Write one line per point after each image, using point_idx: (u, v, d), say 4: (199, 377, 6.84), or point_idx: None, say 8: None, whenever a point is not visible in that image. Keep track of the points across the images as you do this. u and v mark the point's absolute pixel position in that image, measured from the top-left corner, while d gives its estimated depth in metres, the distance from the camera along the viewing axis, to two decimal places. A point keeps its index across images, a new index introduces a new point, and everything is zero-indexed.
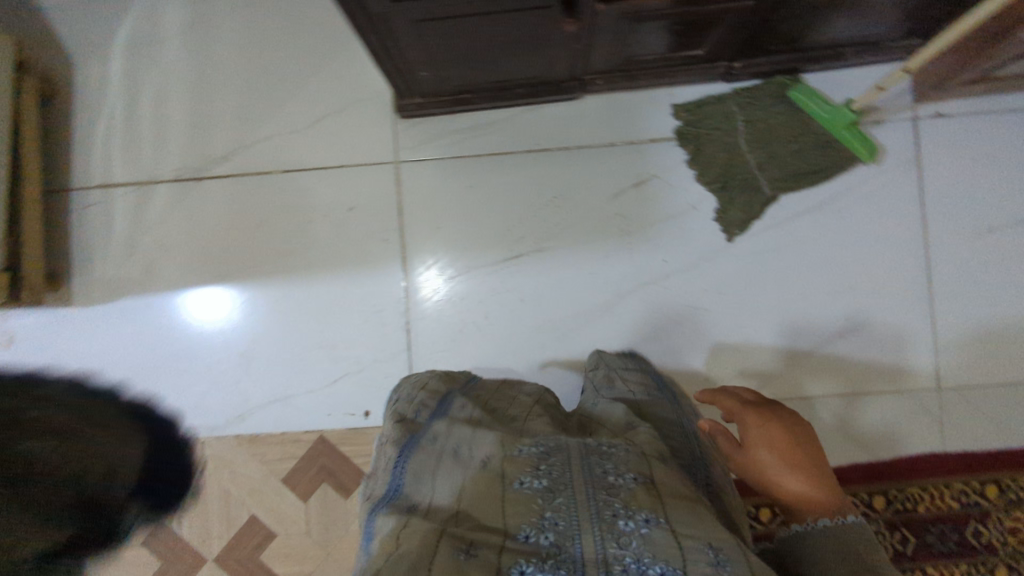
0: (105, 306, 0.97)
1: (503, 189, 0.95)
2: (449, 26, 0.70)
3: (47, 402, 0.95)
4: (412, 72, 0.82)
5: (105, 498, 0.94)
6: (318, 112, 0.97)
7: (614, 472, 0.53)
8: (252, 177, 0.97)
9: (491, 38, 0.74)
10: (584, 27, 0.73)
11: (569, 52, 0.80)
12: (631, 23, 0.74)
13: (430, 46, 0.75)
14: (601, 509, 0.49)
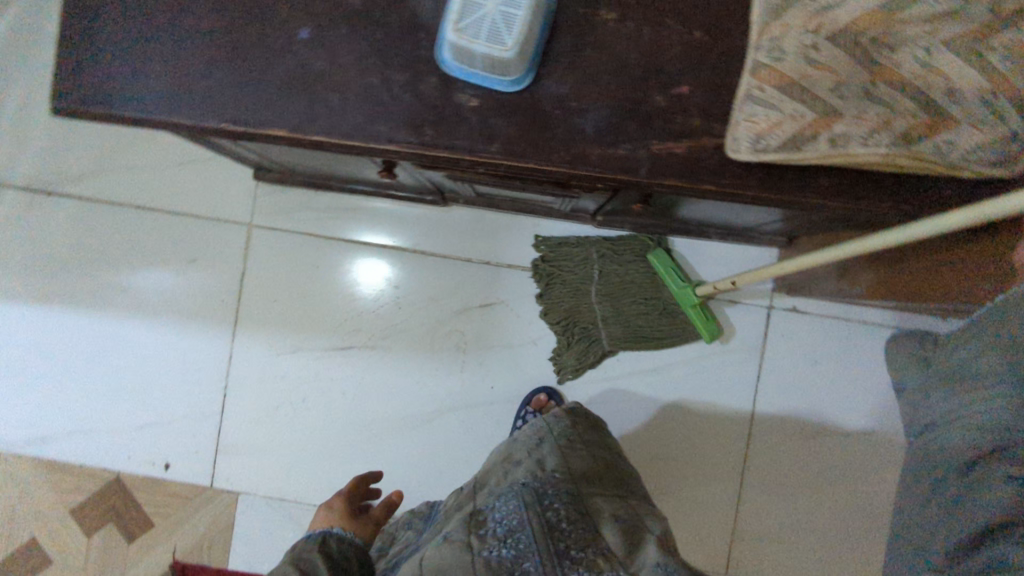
0: None
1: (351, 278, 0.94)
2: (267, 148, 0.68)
3: None
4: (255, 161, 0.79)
5: None
6: (185, 155, 0.94)
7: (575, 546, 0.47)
8: (105, 205, 0.95)
9: (321, 160, 0.72)
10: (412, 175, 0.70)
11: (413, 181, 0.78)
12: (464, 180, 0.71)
13: (255, 149, 0.71)
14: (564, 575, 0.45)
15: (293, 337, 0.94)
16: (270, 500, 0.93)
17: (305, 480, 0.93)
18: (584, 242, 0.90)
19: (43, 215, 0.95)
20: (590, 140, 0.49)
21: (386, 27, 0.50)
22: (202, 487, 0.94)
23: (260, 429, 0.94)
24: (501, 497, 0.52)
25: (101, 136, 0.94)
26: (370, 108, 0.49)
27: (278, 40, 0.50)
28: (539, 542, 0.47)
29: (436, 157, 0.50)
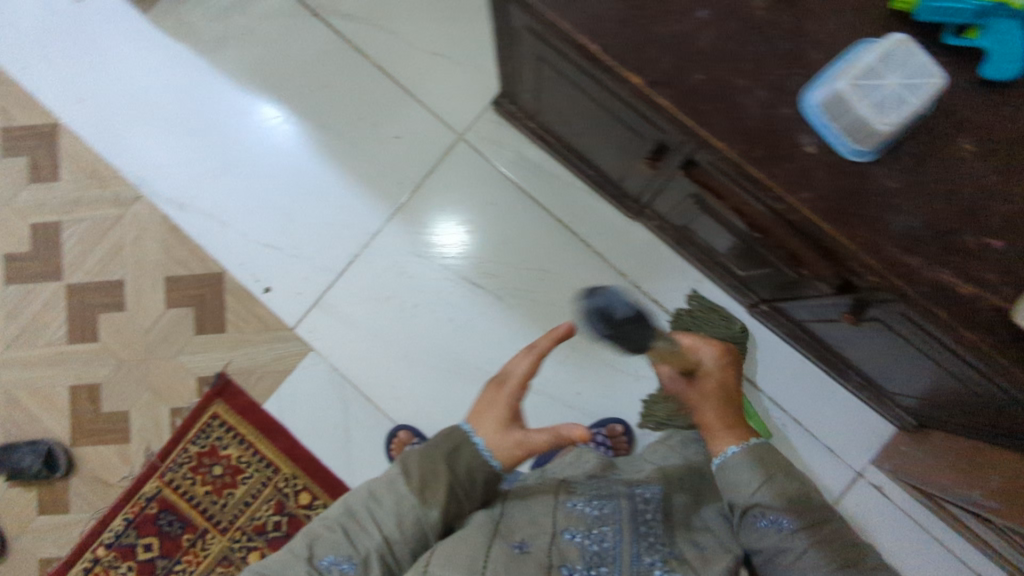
0: (164, 38, 1.00)
1: (513, 229, 0.97)
2: (558, 84, 0.71)
3: (61, 66, 0.99)
4: (520, 88, 0.84)
5: (37, 170, 0.99)
6: (442, 45, 0.98)
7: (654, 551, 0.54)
8: (352, 48, 0.99)
9: (588, 120, 0.75)
10: (658, 177, 0.73)
11: (643, 182, 0.81)
12: (696, 207, 0.74)
13: (540, 76, 0.74)
14: (642, 553, 0.53)
15: (437, 248, 0.97)
16: (333, 371, 0.96)
17: (374, 372, 0.96)
18: (705, 313, 0.91)
19: (298, 27, 0.99)
20: (892, 237, 0.51)
21: (774, 47, 0.52)
22: (285, 325, 0.96)
23: (361, 307, 0.97)
24: (593, 495, 0.61)
25: None
26: (723, 104, 0.52)
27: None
28: (626, 530, 0.55)
29: (749, 170, 0.52)
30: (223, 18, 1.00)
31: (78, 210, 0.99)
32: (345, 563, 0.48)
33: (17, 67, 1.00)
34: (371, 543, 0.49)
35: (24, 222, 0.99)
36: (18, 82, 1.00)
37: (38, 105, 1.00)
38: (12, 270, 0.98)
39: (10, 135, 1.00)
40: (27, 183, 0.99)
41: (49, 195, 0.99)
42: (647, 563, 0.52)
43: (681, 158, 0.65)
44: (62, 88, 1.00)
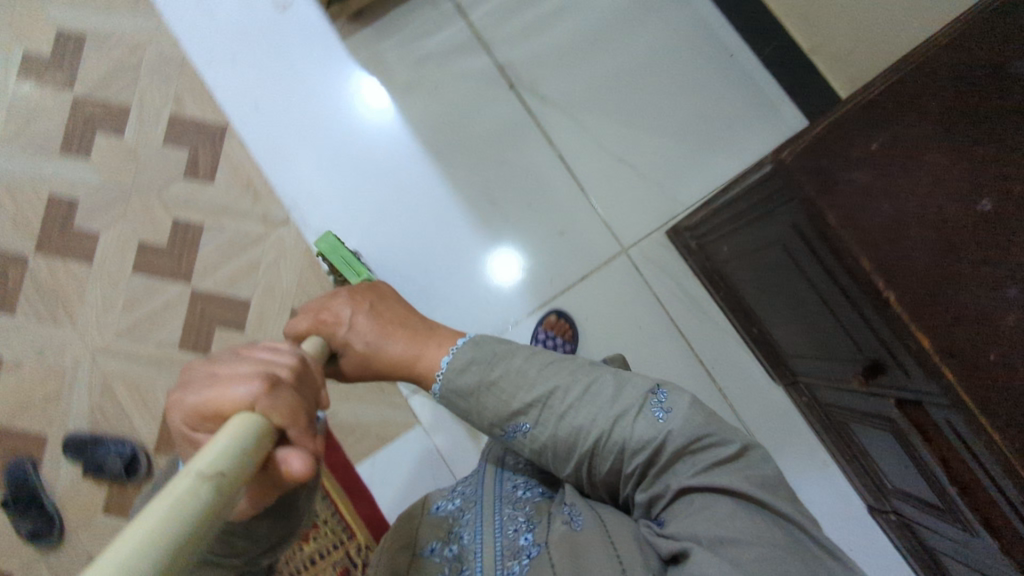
0: (357, 68, 0.97)
1: (652, 351, 0.93)
2: (783, 265, 0.69)
3: (248, 69, 0.97)
4: (721, 236, 0.82)
5: (195, 165, 0.97)
6: (630, 154, 0.96)
7: (520, 527, 0.57)
8: (540, 132, 0.97)
9: (791, 300, 0.73)
10: (853, 385, 0.70)
11: (818, 369, 0.78)
12: (879, 425, 0.71)
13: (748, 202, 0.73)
14: (505, 527, 0.57)
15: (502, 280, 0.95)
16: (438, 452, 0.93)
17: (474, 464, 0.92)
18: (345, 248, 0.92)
19: (493, 96, 0.97)
20: None
21: None
22: (400, 391, 0.94)
23: None
24: (456, 493, 0.65)
25: (587, 87, 0.96)
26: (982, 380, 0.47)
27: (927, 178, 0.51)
28: (488, 514, 0.59)
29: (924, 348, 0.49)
30: (420, 66, 0.97)
31: (225, 218, 0.96)
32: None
33: (204, 58, 0.97)
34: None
35: (168, 215, 0.97)
36: (201, 73, 0.97)
37: (214, 103, 0.97)
38: (145, 259, 0.96)
39: (177, 123, 0.97)
40: (182, 176, 0.97)
41: (200, 194, 0.97)
42: (519, 545, 0.55)
43: (900, 393, 0.62)
44: (241, 90, 0.97)
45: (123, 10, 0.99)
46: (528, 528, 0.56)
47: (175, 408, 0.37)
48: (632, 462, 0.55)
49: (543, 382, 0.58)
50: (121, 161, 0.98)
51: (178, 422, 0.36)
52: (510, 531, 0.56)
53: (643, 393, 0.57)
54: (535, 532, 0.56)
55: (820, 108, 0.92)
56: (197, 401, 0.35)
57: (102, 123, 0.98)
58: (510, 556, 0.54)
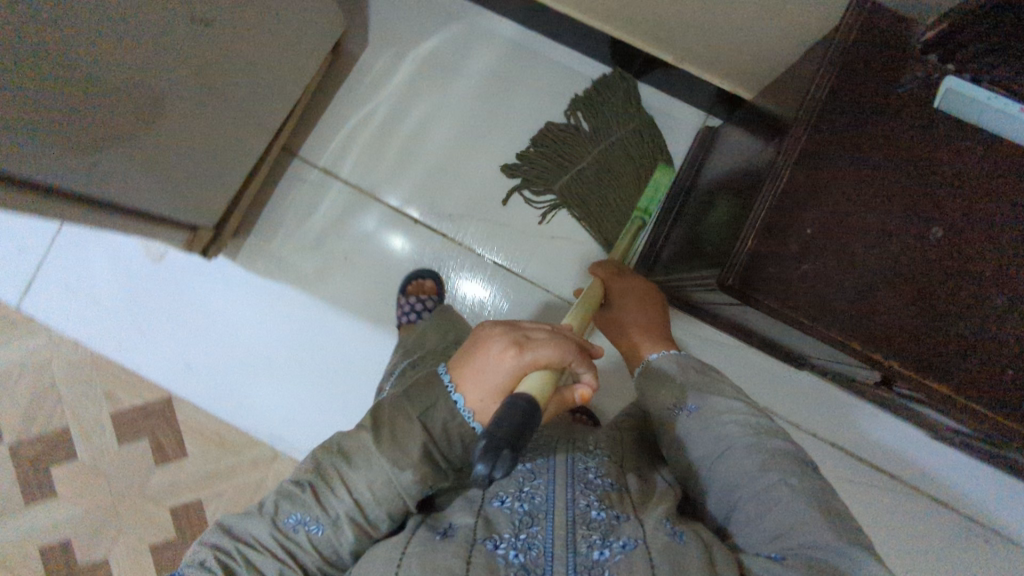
0: (263, 279, 0.93)
1: None
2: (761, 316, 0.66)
3: (162, 334, 0.93)
4: (679, 285, 0.78)
5: (160, 449, 0.92)
6: (556, 226, 0.92)
7: (595, 507, 0.50)
8: (464, 249, 0.92)
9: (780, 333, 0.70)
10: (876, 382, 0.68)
11: (832, 367, 0.75)
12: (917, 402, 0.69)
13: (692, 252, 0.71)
14: (578, 496, 0.50)
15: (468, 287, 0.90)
16: None
17: None
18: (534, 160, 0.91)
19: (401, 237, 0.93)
20: None
21: None
22: None
23: None
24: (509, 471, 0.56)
25: (484, 183, 0.93)
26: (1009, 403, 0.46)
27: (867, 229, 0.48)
28: (556, 495, 0.51)
29: (945, 395, 0.47)
30: (321, 246, 0.92)
31: (215, 483, 0.92)
32: (312, 522, 0.51)
33: (113, 345, 0.93)
34: (347, 508, 0.52)
35: (159, 508, 0.92)
36: (120, 362, 0.93)
37: (147, 382, 0.93)
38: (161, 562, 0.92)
39: (122, 419, 0.93)
40: (153, 465, 0.92)
41: (179, 473, 0.92)
42: (590, 514, 0.49)
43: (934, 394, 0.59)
44: (167, 358, 0.93)
45: (13, 340, 0.94)
46: (611, 524, 0.48)
47: (488, 334, 0.56)
48: (769, 480, 0.52)
49: (732, 402, 0.61)
50: (87, 482, 0.92)
51: (497, 352, 0.54)
52: (584, 506, 0.49)
53: (800, 458, 0.56)
54: (614, 526, 0.48)
55: (706, 99, 0.89)
56: (530, 362, 0.52)
57: (48, 456, 0.92)
58: (591, 535, 0.47)
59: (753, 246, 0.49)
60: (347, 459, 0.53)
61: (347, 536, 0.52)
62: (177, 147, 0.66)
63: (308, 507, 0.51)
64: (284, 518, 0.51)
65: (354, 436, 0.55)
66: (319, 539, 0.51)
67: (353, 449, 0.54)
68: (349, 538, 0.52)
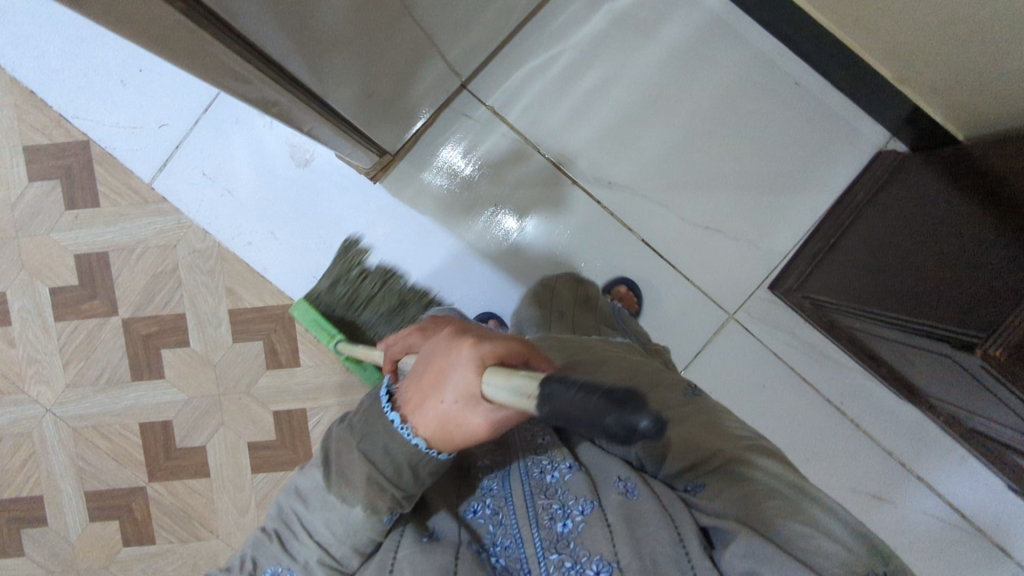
0: (408, 209, 0.90)
1: (775, 397, 0.92)
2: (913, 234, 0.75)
3: (292, 240, 0.90)
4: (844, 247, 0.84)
5: (273, 353, 0.93)
6: (711, 219, 0.91)
7: (547, 469, 0.52)
8: (615, 221, 0.91)
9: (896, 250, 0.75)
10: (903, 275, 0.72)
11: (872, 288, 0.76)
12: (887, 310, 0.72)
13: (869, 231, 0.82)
14: (527, 470, 0.52)
15: (536, 118, 0.90)
16: None
17: None
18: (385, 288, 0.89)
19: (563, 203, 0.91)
20: None
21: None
22: None
23: None
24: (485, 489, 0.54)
25: (651, 159, 0.90)
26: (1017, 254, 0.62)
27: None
28: (512, 477, 0.52)
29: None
30: (474, 188, 0.90)
31: (321, 398, 0.93)
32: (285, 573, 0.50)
33: (243, 242, 0.91)
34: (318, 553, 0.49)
35: (266, 409, 0.94)
36: (245, 259, 0.91)
37: (268, 284, 0.92)
38: (259, 458, 0.94)
39: (237, 315, 0.92)
40: (262, 368, 0.93)
41: (287, 381, 0.93)
42: (545, 480, 0.51)
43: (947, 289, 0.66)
44: (295, 268, 0.91)
45: (134, 216, 0.90)
46: (565, 483, 0.50)
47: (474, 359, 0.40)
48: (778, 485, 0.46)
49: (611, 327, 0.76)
50: (194, 369, 0.93)
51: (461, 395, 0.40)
52: (538, 475, 0.51)
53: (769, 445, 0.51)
54: (571, 484, 0.50)
55: (900, 121, 0.86)
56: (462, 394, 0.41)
57: (163, 338, 0.92)
58: (550, 505, 0.49)
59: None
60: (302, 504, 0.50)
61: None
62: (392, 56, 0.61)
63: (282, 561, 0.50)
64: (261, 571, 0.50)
65: (304, 476, 0.50)
66: None
67: (304, 494, 0.50)
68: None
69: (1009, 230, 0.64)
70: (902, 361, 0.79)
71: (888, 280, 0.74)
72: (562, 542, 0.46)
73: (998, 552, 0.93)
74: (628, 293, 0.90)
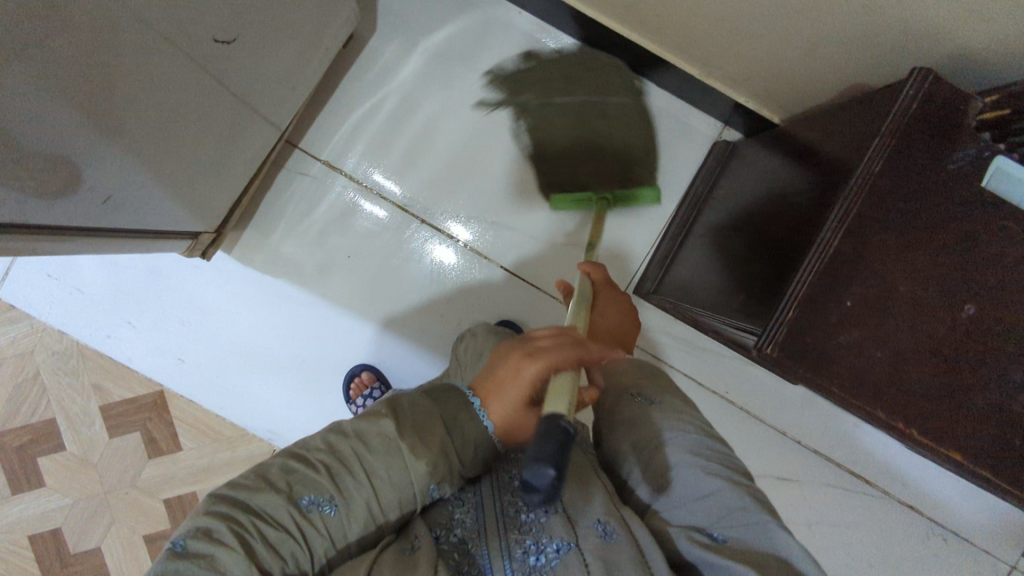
0: (259, 276, 0.89)
1: None
2: (769, 210, 0.72)
3: (149, 326, 0.89)
4: (723, 219, 0.81)
5: (153, 442, 0.91)
6: (564, 235, 0.91)
7: (525, 509, 0.52)
8: (472, 252, 0.91)
9: (757, 228, 0.73)
10: (763, 251, 0.69)
11: (733, 270, 0.74)
12: (743, 293, 0.70)
13: (739, 203, 0.79)
14: (505, 508, 0.52)
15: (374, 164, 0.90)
16: None
17: None
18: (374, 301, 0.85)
19: (415, 243, 0.90)
20: None
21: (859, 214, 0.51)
22: None
23: None
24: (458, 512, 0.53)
25: (495, 185, 0.91)
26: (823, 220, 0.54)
27: (964, 186, 0.50)
28: (489, 516, 0.52)
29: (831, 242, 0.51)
30: (324, 243, 0.89)
31: (210, 479, 0.92)
32: (327, 505, 0.46)
33: (100, 336, 0.89)
34: (365, 497, 0.47)
35: (155, 499, 0.92)
36: (106, 352, 0.90)
37: (135, 374, 0.90)
38: (157, 551, 0.92)
39: (109, 410, 0.90)
40: (145, 458, 0.91)
41: (173, 467, 0.92)
42: (521, 520, 0.51)
43: (787, 267, 0.60)
44: (158, 353, 0.89)
45: None
46: (542, 525, 0.50)
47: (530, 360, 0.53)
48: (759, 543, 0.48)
49: None
50: (75, 472, 0.91)
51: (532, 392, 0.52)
52: (513, 514, 0.51)
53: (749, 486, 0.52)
54: (547, 525, 0.50)
55: (725, 111, 0.87)
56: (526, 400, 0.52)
57: (36, 446, 0.90)
58: (523, 542, 0.49)
59: (795, 320, 0.50)
60: (364, 442, 0.48)
61: (355, 527, 0.46)
62: (165, 144, 0.61)
63: (323, 490, 0.46)
64: (297, 498, 0.45)
65: (370, 422, 0.49)
66: (335, 521, 0.46)
67: (364, 433, 0.48)
68: (358, 529, 0.46)
69: (816, 194, 0.63)
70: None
71: (739, 264, 0.72)
72: None
73: (907, 512, 0.93)
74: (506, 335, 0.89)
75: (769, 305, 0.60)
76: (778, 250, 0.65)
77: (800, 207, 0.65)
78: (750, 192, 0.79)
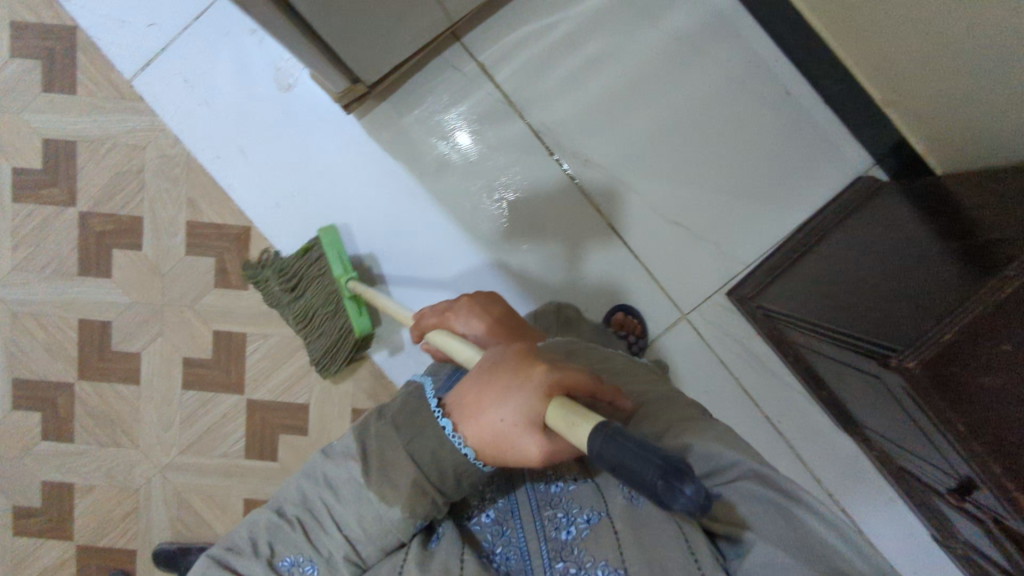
0: (381, 150, 0.89)
1: (715, 406, 0.91)
2: (898, 245, 0.71)
3: (262, 161, 0.90)
4: (840, 241, 0.81)
5: (224, 272, 0.92)
6: (682, 214, 0.90)
7: (554, 481, 0.50)
8: (587, 200, 0.89)
9: (872, 253, 0.73)
10: (879, 274, 0.68)
11: (830, 288, 0.74)
12: (841, 310, 0.70)
13: (863, 232, 0.79)
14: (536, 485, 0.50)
15: (527, 82, 0.89)
16: None
17: None
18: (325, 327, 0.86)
19: (538, 171, 0.89)
20: None
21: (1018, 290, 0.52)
22: None
23: None
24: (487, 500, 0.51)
25: (634, 144, 0.89)
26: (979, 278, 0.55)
27: None
28: (521, 496, 0.50)
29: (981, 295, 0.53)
30: (452, 140, 0.89)
31: (264, 326, 0.93)
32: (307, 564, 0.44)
33: (214, 154, 0.89)
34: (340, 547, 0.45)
35: (206, 326, 0.93)
36: (213, 172, 0.90)
37: (230, 202, 0.91)
38: (192, 375, 0.93)
39: (195, 228, 0.91)
40: (211, 284, 0.92)
41: (233, 302, 0.92)
42: (551, 493, 0.49)
43: (907, 294, 0.61)
44: (261, 189, 0.90)
45: (108, 111, 0.90)
46: (570, 494, 0.48)
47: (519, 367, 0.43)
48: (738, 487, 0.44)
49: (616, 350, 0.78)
50: (143, 274, 0.92)
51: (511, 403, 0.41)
52: (545, 488, 0.49)
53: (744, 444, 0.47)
54: (574, 493, 0.48)
55: (884, 148, 0.85)
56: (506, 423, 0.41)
57: (116, 236, 0.92)
58: (556, 513, 0.47)
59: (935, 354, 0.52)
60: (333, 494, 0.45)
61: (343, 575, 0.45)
62: None
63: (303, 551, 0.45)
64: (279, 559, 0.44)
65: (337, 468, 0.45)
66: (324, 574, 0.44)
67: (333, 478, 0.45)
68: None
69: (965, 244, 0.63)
70: (842, 385, 0.77)
71: (847, 280, 0.72)
72: (566, 550, 0.44)
73: None
74: (625, 317, 0.88)
75: (880, 328, 0.61)
76: (895, 278, 0.65)
77: (935, 247, 0.66)
78: (877, 222, 0.78)
